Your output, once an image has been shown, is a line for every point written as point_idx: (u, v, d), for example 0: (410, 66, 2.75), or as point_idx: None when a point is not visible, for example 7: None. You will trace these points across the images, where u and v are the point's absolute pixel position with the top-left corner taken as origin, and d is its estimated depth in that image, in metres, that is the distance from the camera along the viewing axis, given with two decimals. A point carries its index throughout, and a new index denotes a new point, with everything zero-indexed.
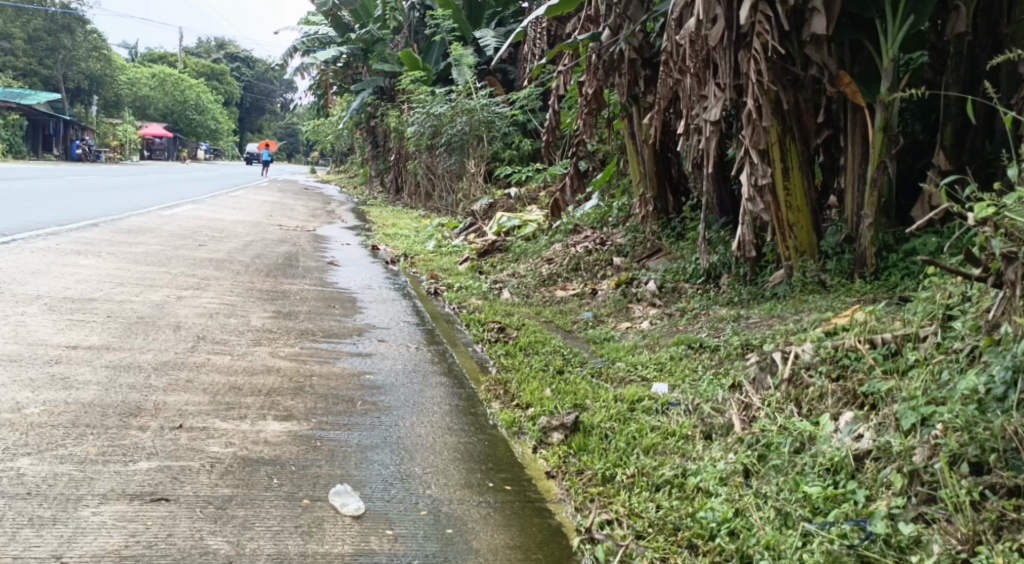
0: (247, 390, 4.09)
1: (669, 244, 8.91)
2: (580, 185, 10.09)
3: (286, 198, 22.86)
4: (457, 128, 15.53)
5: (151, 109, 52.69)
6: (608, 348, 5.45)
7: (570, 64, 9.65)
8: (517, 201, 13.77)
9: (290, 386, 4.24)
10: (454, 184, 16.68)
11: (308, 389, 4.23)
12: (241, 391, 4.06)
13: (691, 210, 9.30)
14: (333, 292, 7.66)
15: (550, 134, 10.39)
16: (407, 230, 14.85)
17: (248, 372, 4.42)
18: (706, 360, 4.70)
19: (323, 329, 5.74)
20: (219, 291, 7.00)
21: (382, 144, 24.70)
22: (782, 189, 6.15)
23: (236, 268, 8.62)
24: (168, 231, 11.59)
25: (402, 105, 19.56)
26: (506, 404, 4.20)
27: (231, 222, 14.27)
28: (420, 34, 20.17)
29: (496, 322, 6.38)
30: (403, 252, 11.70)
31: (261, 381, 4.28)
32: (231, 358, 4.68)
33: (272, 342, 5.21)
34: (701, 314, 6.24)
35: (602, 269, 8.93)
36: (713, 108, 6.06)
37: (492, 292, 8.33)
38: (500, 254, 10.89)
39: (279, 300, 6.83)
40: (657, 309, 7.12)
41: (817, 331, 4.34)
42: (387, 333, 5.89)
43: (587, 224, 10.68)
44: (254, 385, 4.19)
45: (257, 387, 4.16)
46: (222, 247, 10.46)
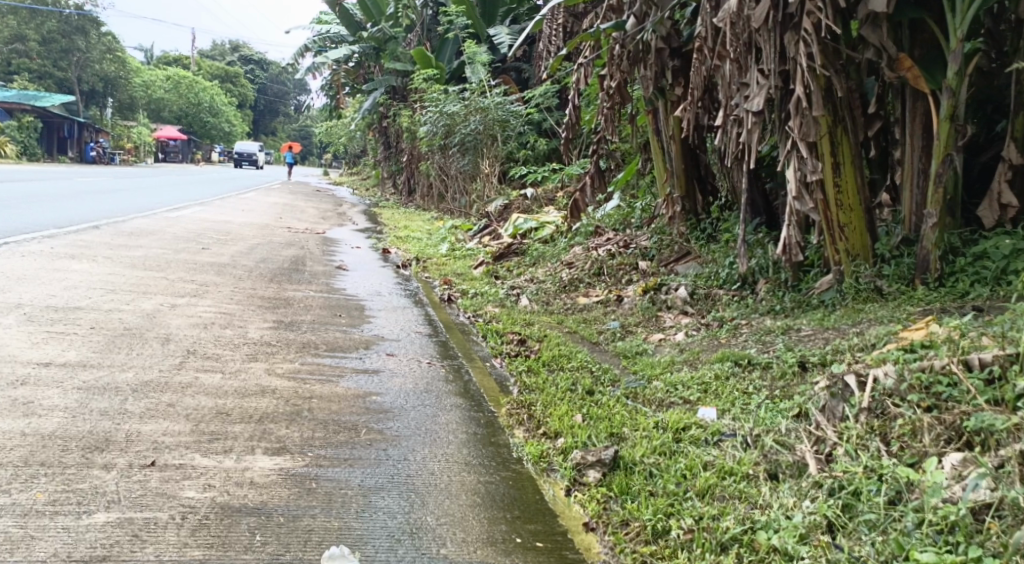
0: (235, 416, 3.55)
1: (698, 247, 8.44)
2: (601, 185, 9.54)
3: (295, 200, 22.38)
4: (471, 126, 15.00)
5: (165, 111, 52.57)
6: (642, 363, 4.91)
7: (591, 56, 9.13)
8: (533, 201, 13.24)
9: (286, 411, 3.70)
10: (467, 185, 16.18)
11: (306, 414, 3.67)
12: (229, 417, 3.53)
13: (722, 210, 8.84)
14: (340, 299, 7.13)
15: (570, 131, 9.88)
16: (418, 232, 14.34)
17: (240, 393, 3.89)
18: (757, 381, 4.17)
19: (326, 342, 5.21)
20: (217, 298, 6.49)
21: (394, 145, 24.22)
22: (832, 185, 5.74)
23: (238, 273, 8.12)
24: (170, 234, 11.09)
25: (415, 104, 19.10)
26: (532, 433, 3.66)
27: (237, 224, 13.78)
28: (432, 33, 19.93)
29: (517, 332, 5.84)
30: (415, 255, 11.20)
31: (253, 404, 3.74)
32: (222, 375, 4.16)
33: (270, 356, 4.67)
34: (742, 325, 5.70)
35: (626, 274, 8.39)
36: (755, 97, 5.58)
37: (511, 298, 7.80)
38: (516, 258, 10.35)
39: (282, 308, 6.31)
40: (690, 318, 6.57)
41: (888, 350, 3.80)
42: (396, 345, 5.35)
43: (608, 226, 10.14)
44: (244, 410, 3.64)
45: (247, 412, 3.62)
46: (226, 250, 9.96)
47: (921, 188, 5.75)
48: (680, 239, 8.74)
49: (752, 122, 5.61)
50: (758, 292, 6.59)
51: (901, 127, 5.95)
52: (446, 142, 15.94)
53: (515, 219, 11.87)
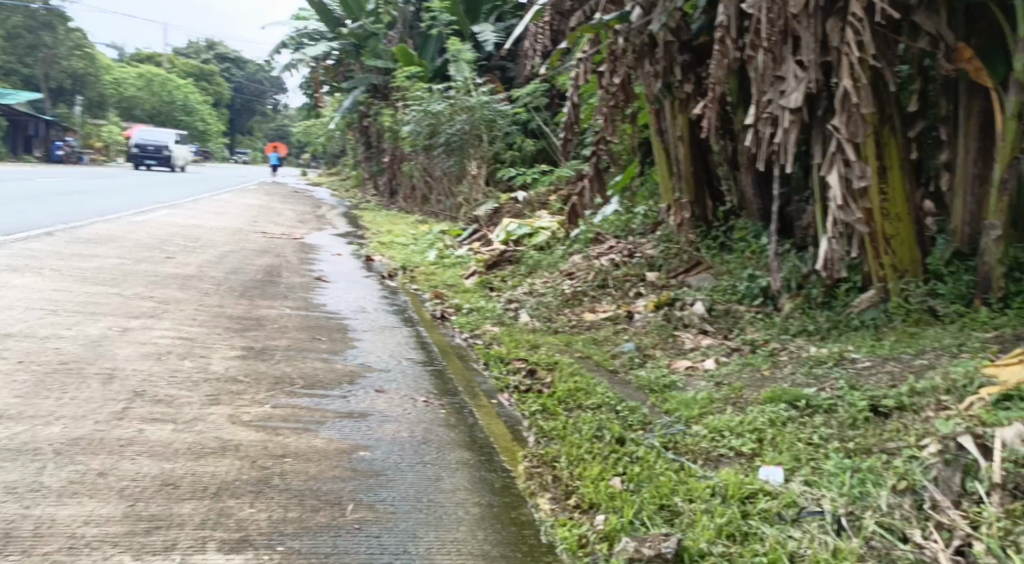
0: (184, 489, 2.80)
1: (710, 256, 7.87)
2: (601, 187, 8.84)
3: (273, 202, 21.57)
4: (457, 126, 14.36)
5: (137, 110, 51.50)
6: (675, 399, 4.20)
7: (591, 50, 8.30)
8: (525, 205, 12.56)
9: (250, 478, 2.94)
10: (453, 187, 15.44)
11: (277, 482, 2.93)
12: (176, 491, 2.78)
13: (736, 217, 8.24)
14: (319, 318, 6.38)
15: (568, 131, 9.20)
16: (403, 236, 13.62)
17: (193, 452, 3.12)
18: (823, 429, 3.49)
19: (304, 375, 4.46)
20: (178, 319, 5.72)
21: (376, 145, 23.42)
22: (878, 193, 5.10)
23: (205, 287, 7.34)
24: (133, 241, 10.28)
25: (396, 103, 18.39)
26: (560, 505, 2.96)
27: (208, 229, 12.99)
28: (414, 30, 19.25)
29: (526, 358, 5.16)
30: (401, 263, 10.49)
31: (209, 468, 2.98)
32: (173, 425, 3.40)
33: (233, 397, 3.91)
34: (780, 350, 5.03)
35: (633, 287, 7.74)
36: (794, 92, 4.91)
37: (508, 315, 7.10)
38: (510, 267, 9.65)
39: (252, 331, 5.56)
40: (713, 340, 5.91)
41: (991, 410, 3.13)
42: (386, 378, 4.63)
43: (609, 233, 9.46)
44: (197, 478, 2.89)
45: (202, 481, 2.87)
46: (193, 260, 9.19)
47: (977, 196, 5.14)
48: (688, 248, 8.12)
49: (789, 120, 4.93)
50: (786, 307, 5.94)
51: (952, 127, 5.31)
52: (431, 141, 15.20)
53: (506, 223, 11.16)
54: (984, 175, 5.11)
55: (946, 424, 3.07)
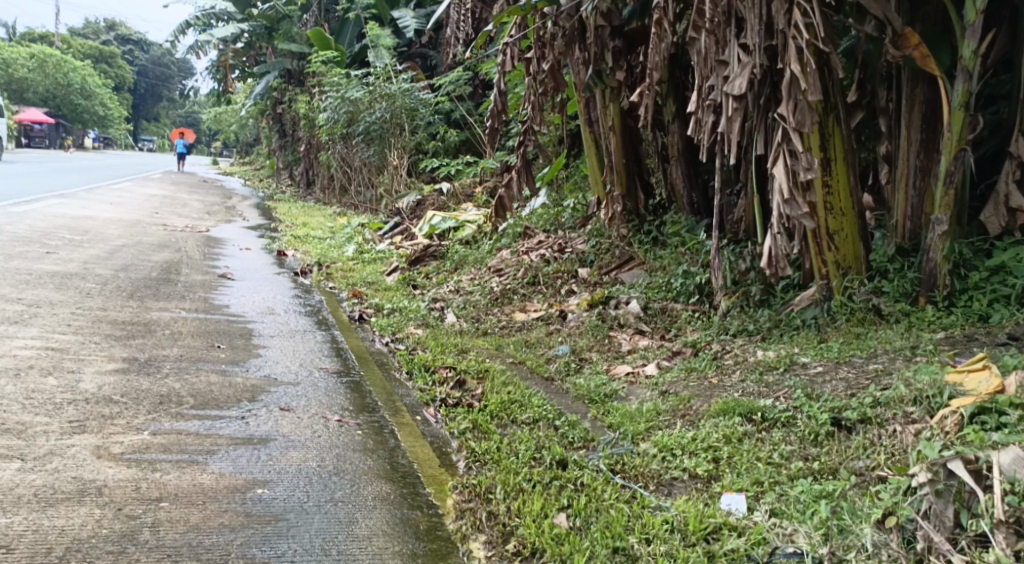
0: (19, 554, 2.37)
1: (643, 251, 7.60)
2: (529, 180, 8.46)
3: (181, 192, 20.59)
4: (376, 114, 13.54)
5: (31, 93, 49.09)
6: (614, 408, 3.86)
7: (517, 34, 7.89)
8: (449, 197, 12.09)
9: (110, 534, 2.50)
10: (373, 178, 14.86)
11: (142, 536, 2.51)
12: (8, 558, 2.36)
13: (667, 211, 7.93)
14: (220, 323, 5.81)
15: (494, 120, 8.74)
16: (320, 229, 13.02)
17: (42, 499, 2.67)
18: (784, 446, 3.07)
19: (196, 394, 3.98)
20: (49, 327, 5.11)
21: (291, 133, 22.60)
22: (820, 186, 4.64)
23: (90, 287, 6.68)
24: (13, 235, 9.47)
25: (312, 90, 17.68)
26: (495, 551, 2.60)
27: (103, 222, 12.17)
28: (330, 14, 18.56)
29: (453, 367, 4.75)
30: (317, 258, 9.93)
31: (59, 522, 2.54)
32: (20, 462, 2.91)
33: (101, 424, 3.41)
34: (725, 352, 4.65)
35: (564, 284, 7.45)
36: (736, 78, 4.53)
37: (433, 315, 6.73)
38: (434, 263, 9.22)
39: (139, 340, 5.00)
40: (651, 341, 5.59)
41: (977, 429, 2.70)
42: (296, 392, 4.17)
43: (537, 227, 9.18)
44: (39, 537, 2.46)
45: (45, 541, 2.44)
46: (80, 256, 8.46)
47: (919, 190, 4.80)
48: (621, 243, 7.81)
49: (733, 108, 4.56)
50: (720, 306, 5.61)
51: (897, 117, 4.99)
52: (348, 130, 14.59)
53: (430, 216, 10.78)
54: (928, 167, 4.76)
55: (932, 448, 2.52)
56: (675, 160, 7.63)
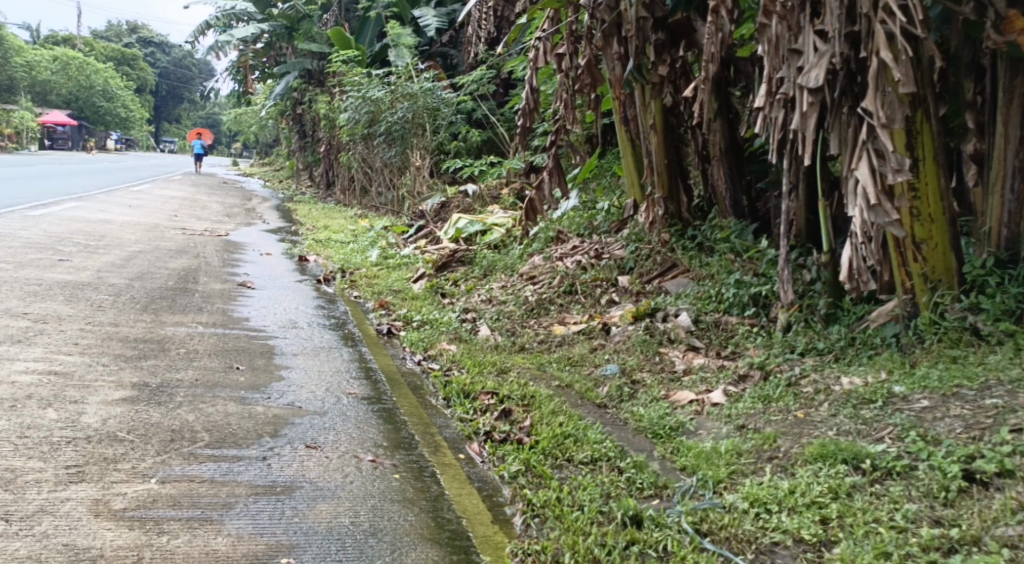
0: None
1: (687, 257, 7.10)
2: (562, 181, 8.01)
3: (199, 194, 20.26)
4: (398, 114, 13.24)
5: (55, 96, 49.43)
6: (685, 445, 3.39)
7: (550, 28, 7.40)
8: (474, 199, 11.62)
9: None
10: (394, 179, 14.43)
11: None
12: None
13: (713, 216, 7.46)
14: (238, 339, 5.38)
15: (526, 119, 8.28)
16: (341, 232, 12.61)
17: None
18: (906, 505, 2.58)
19: (212, 428, 3.57)
20: (53, 346, 4.70)
21: (311, 133, 22.24)
22: (907, 190, 4.11)
23: (101, 299, 6.29)
24: (25, 241, 9.12)
25: (332, 90, 17.32)
26: None
27: (121, 226, 11.85)
28: (351, 13, 18.17)
29: (495, 392, 4.29)
30: (339, 264, 9.53)
31: None
32: (3, 526, 2.55)
33: (101, 471, 2.99)
34: (802, 376, 4.15)
35: (603, 293, 6.95)
36: (814, 68, 4.02)
37: (466, 328, 6.27)
38: (462, 269, 8.76)
39: (150, 361, 4.59)
40: (708, 360, 5.11)
41: None
42: (321, 425, 3.72)
43: (571, 231, 8.71)
44: None
45: None
46: (94, 264, 8.09)
47: (1017, 194, 4.29)
48: (662, 249, 7.32)
49: (807, 103, 4.06)
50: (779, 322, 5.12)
51: (990, 112, 4.47)
52: (370, 131, 14.20)
53: (456, 219, 10.33)
54: None
55: None
56: (721, 161, 7.15)
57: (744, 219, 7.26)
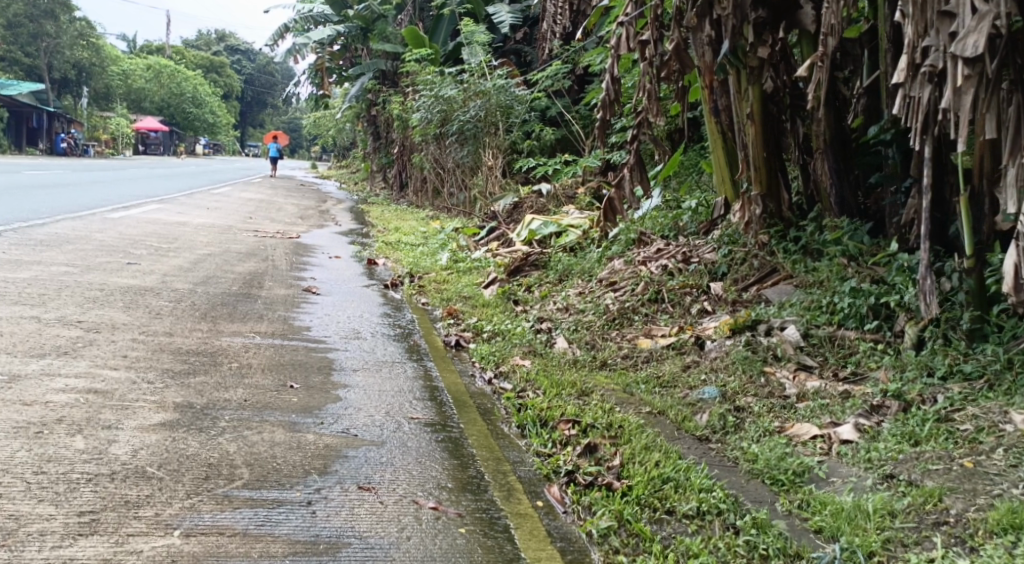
0: None
1: (789, 263, 6.41)
2: (644, 178, 7.40)
3: (274, 196, 20.17)
4: (471, 112, 12.80)
5: (144, 102, 50.93)
6: (817, 499, 2.78)
7: (634, 12, 6.78)
8: (548, 199, 11.03)
9: None
10: (466, 180, 13.96)
11: None
12: None
13: (818, 217, 6.83)
14: (295, 352, 4.91)
15: (606, 112, 7.64)
16: (411, 234, 12.20)
17: None
18: None
19: (257, 461, 3.04)
20: (99, 359, 4.27)
21: (384, 135, 21.99)
22: None
23: (158, 305, 5.89)
24: (94, 243, 8.89)
25: (406, 89, 16.97)
26: None
27: (192, 228, 11.62)
28: (426, 13, 17.80)
29: (576, 420, 3.70)
30: (409, 268, 9.07)
31: None
32: None
33: (118, 520, 2.49)
34: (958, 412, 3.53)
35: (694, 301, 6.31)
36: (973, 33, 3.46)
37: (541, 340, 5.71)
38: (537, 273, 8.22)
39: (197, 377, 4.11)
40: (825, 385, 4.44)
41: None
42: (372, 461, 3.18)
43: (654, 233, 8.07)
44: None
45: None
46: (159, 267, 7.76)
47: None
48: (760, 252, 6.64)
49: (963, 76, 3.49)
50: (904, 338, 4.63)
51: None
52: (442, 130, 13.78)
53: (529, 220, 9.77)
54: None
55: None
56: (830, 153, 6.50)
57: (855, 218, 6.61)
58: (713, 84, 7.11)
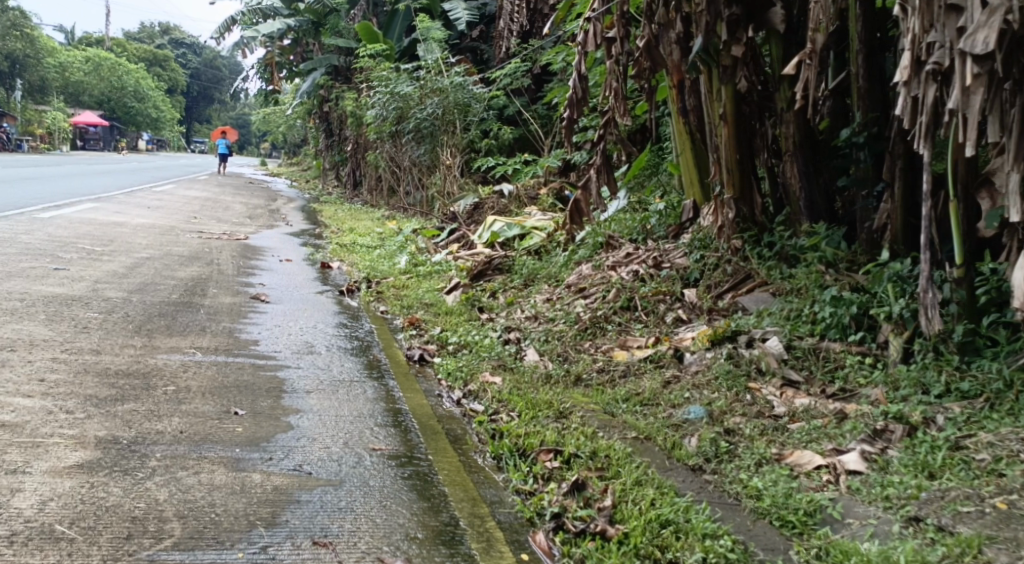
0: None
1: (764, 268, 6.15)
2: (612, 180, 7.08)
3: (223, 194, 19.53)
4: (427, 110, 12.42)
5: (86, 96, 49.50)
6: (837, 546, 2.54)
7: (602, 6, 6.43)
8: (509, 199, 10.68)
9: None
10: (423, 179, 13.55)
11: None
12: None
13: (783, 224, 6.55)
14: (242, 371, 4.49)
15: (573, 110, 7.30)
16: (367, 235, 11.76)
17: None
18: None
19: (189, 513, 2.66)
20: (13, 384, 3.81)
21: (337, 132, 21.42)
22: None
23: (89, 317, 5.42)
24: (22, 246, 8.32)
25: (359, 85, 16.49)
26: None
27: (133, 229, 11.04)
28: (380, 7, 17.32)
29: (558, 449, 3.38)
30: (364, 272, 8.66)
31: None
32: None
33: None
34: (970, 435, 3.22)
35: (667, 309, 6.01)
36: (985, 29, 3.17)
37: (510, 353, 5.36)
38: (500, 278, 7.88)
39: (126, 405, 3.68)
40: (815, 403, 4.13)
41: None
42: (331, 507, 2.83)
43: (622, 236, 7.76)
44: None
45: None
46: (93, 273, 7.25)
47: None
48: (733, 257, 6.37)
49: (972, 76, 3.21)
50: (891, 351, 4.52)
51: None
52: (398, 128, 13.36)
53: (492, 222, 9.40)
54: None
55: None
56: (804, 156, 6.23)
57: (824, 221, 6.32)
58: (681, 84, 6.83)
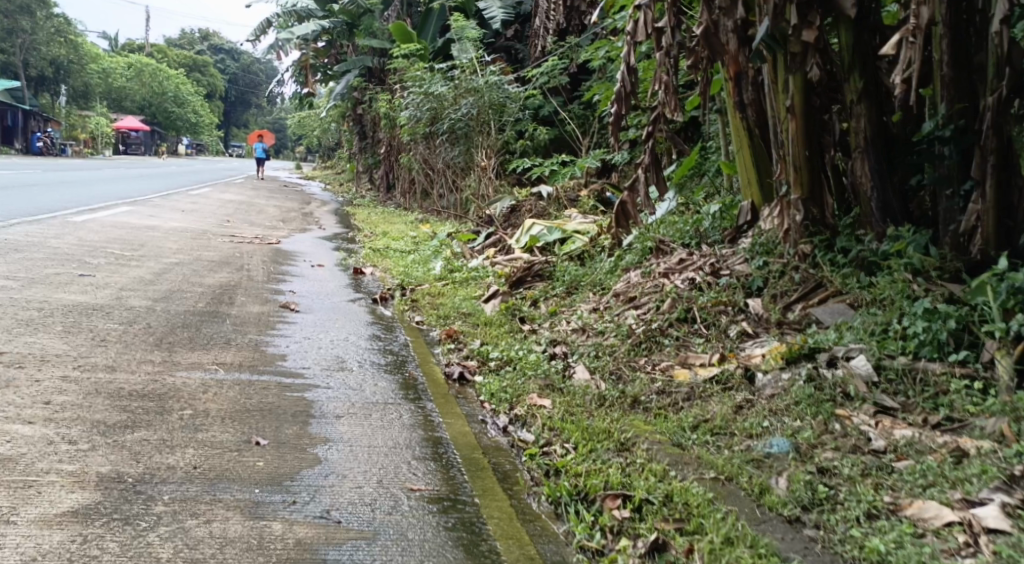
0: None
1: (836, 277, 5.57)
2: (661, 180, 6.47)
3: (255, 197, 19.22)
4: (462, 110, 11.95)
5: (126, 101, 49.95)
6: None
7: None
8: (549, 201, 10.18)
9: None
10: (458, 181, 13.10)
11: None
12: None
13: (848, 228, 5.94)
14: (266, 392, 4.02)
15: (621, 106, 6.75)
16: (400, 239, 11.33)
17: None
18: None
19: None
20: (12, 408, 3.38)
21: (371, 134, 21.06)
22: None
23: (106, 329, 5.00)
24: (47, 250, 7.98)
25: (393, 85, 16.09)
26: None
27: (163, 232, 10.71)
28: (414, 7, 16.91)
29: (627, 494, 2.88)
30: (399, 279, 8.21)
31: None
32: None
33: None
34: None
35: (730, 321, 5.47)
36: None
37: (558, 370, 4.86)
38: (542, 285, 7.38)
39: (135, 434, 3.23)
40: (918, 435, 3.61)
41: None
42: None
43: (673, 240, 7.16)
44: None
45: None
46: (117, 280, 6.87)
47: None
48: (801, 265, 5.81)
49: None
50: (1000, 372, 4.03)
51: None
52: (432, 129, 12.92)
53: (530, 225, 8.90)
54: None
55: None
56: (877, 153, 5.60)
57: (903, 224, 5.67)
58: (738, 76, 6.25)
